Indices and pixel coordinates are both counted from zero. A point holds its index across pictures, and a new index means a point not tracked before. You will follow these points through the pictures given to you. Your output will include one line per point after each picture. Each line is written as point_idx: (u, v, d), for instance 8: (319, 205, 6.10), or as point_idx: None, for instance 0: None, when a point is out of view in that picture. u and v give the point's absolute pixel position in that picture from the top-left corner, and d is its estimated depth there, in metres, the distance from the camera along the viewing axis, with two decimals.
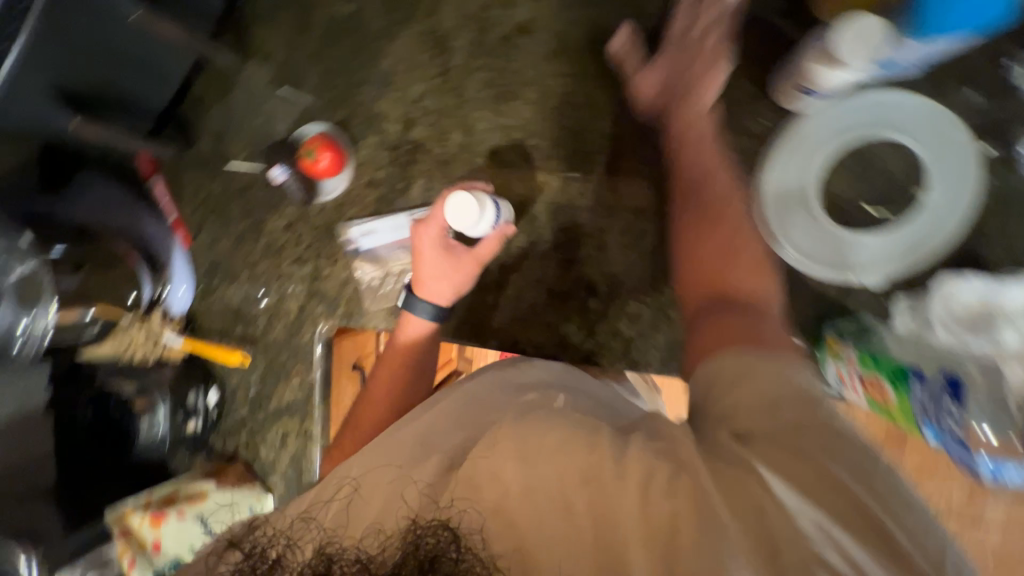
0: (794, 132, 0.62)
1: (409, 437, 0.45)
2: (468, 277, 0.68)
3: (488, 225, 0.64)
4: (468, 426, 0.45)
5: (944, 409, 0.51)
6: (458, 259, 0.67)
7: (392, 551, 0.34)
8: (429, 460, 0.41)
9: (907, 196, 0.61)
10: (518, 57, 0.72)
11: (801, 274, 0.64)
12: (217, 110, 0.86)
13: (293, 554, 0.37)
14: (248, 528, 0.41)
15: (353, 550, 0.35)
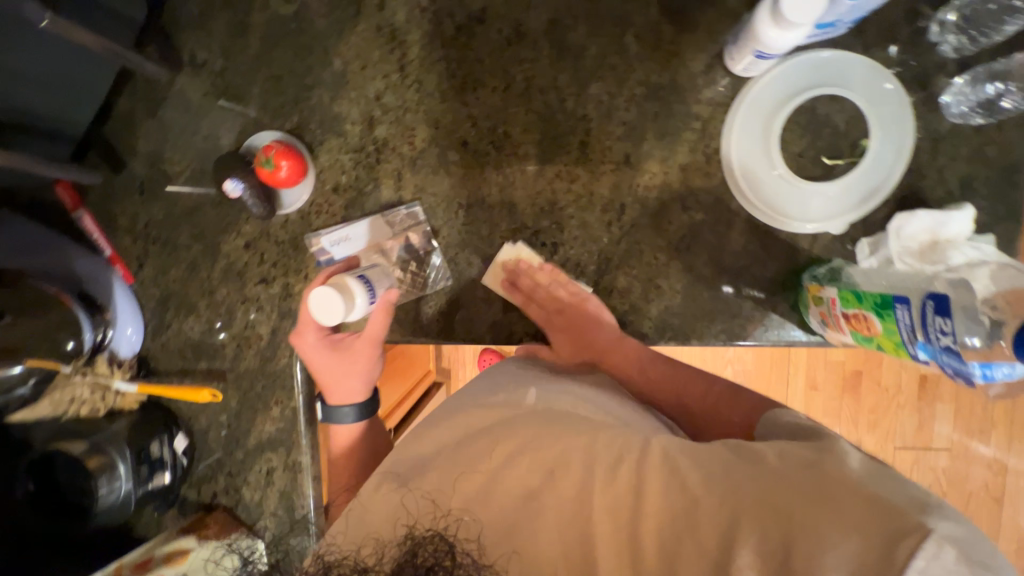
0: (749, 95, 0.66)
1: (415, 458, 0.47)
2: (370, 363, 0.70)
3: (364, 308, 0.66)
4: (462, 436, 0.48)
5: (932, 325, 0.48)
6: (355, 345, 0.70)
7: (390, 558, 0.38)
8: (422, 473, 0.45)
9: (856, 145, 0.66)
10: (477, 46, 0.71)
11: (773, 228, 0.68)
12: (149, 129, 0.78)
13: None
14: None
15: (352, 559, 0.39)
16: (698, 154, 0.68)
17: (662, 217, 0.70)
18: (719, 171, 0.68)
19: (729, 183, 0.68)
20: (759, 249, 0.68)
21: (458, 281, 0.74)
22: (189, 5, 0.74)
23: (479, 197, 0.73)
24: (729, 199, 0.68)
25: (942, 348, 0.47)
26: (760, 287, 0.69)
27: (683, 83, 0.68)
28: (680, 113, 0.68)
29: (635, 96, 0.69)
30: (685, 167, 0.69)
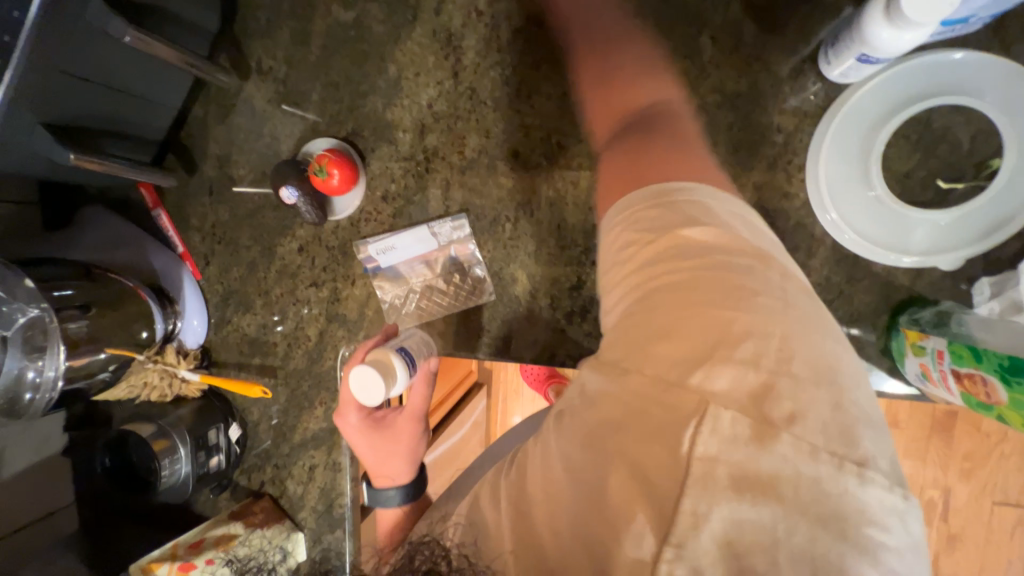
0: (847, 104, 0.57)
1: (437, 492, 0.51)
2: (415, 437, 0.62)
3: (404, 384, 0.61)
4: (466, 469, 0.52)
5: None
6: (398, 418, 0.62)
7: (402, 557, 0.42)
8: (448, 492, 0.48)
9: (980, 165, 0.55)
10: (534, 51, 0.67)
11: (865, 261, 0.58)
12: (219, 134, 0.82)
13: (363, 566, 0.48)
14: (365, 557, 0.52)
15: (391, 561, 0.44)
16: (777, 171, 0.60)
17: None
18: (802, 191, 0.60)
19: (813, 207, 0.59)
20: (845, 283, 0.59)
21: (501, 297, 0.71)
22: (258, 14, 0.76)
23: (528, 211, 0.70)
24: (813, 223, 0.60)
25: None
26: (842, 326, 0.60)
27: (766, 90, 0.60)
28: (760, 124, 0.60)
29: (707, 105, 0.62)
30: (761, 186, 0.61)
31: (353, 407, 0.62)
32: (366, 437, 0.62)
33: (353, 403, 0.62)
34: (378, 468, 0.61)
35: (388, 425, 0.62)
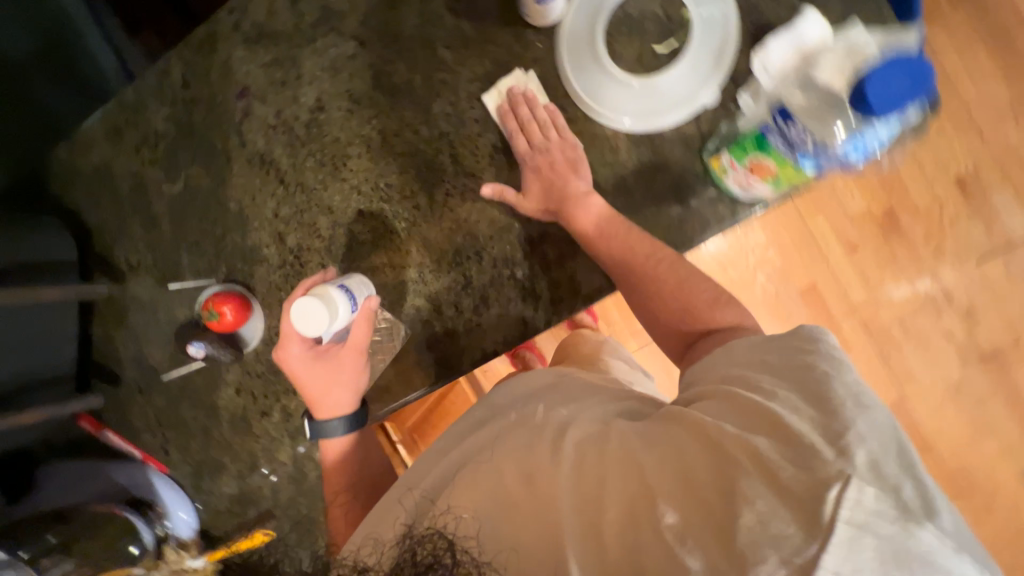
0: (562, 36, 0.68)
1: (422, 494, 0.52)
2: (356, 368, 0.71)
3: (347, 316, 0.67)
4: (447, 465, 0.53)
5: (793, 135, 0.55)
6: (340, 352, 0.71)
7: (390, 557, 0.43)
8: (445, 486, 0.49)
9: (679, 21, 0.67)
10: (328, 130, 0.76)
11: (654, 132, 0.68)
12: (123, 337, 0.87)
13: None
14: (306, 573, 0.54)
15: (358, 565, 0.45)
16: (553, 109, 0.70)
17: None
18: (579, 111, 0.70)
19: (592, 117, 0.69)
20: (653, 156, 0.68)
21: (415, 328, 0.76)
22: (106, 226, 0.85)
23: (395, 249, 0.76)
24: (601, 129, 0.69)
25: (815, 150, 0.54)
26: (675, 189, 0.68)
27: (509, 59, 0.71)
28: (518, 84, 0.71)
29: (475, 94, 0.72)
30: (549, 125, 0.70)
31: (296, 339, 0.69)
32: (311, 371, 0.70)
33: (296, 336, 0.69)
34: (323, 406, 0.71)
35: (333, 358, 0.71)
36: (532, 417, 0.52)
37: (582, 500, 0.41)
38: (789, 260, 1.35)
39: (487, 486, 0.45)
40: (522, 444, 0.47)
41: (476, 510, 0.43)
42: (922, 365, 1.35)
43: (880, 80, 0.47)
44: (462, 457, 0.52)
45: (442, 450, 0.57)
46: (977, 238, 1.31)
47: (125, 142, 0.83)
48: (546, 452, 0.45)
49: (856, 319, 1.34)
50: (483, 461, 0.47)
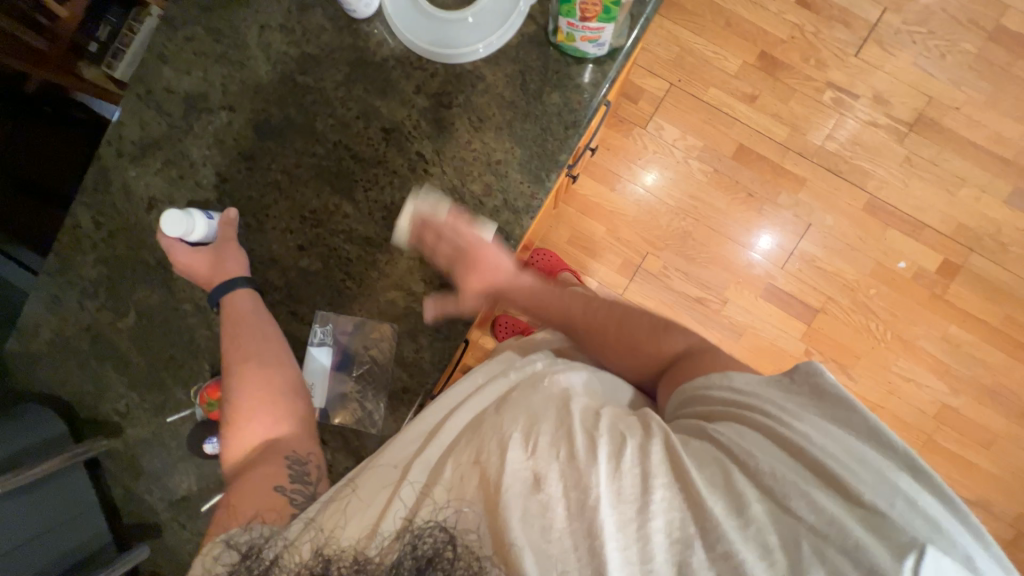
0: (390, 14, 0.75)
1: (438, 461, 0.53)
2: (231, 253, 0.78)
3: (206, 222, 0.77)
4: (471, 425, 0.56)
5: None
6: (213, 249, 0.77)
7: (390, 551, 0.47)
8: (476, 455, 0.49)
9: None
10: (239, 194, 0.81)
11: (504, 46, 0.74)
12: (144, 484, 0.85)
13: (291, 556, 0.49)
14: (240, 531, 0.54)
15: (348, 552, 0.48)
16: (414, 73, 0.76)
17: (446, 126, 0.77)
18: (436, 63, 0.76)
19: (448, 62, 0.75)
20: (514, 65, 0.75)
21: (399, 317, 0.79)
22: (84, 389, 0.85)
23: (346, 261, 0.79)
24: (460, 67, 0.76)
25: None
26: (547, 82, 0.75)
27: (358, 54, 0.77)
28: (375, 69, 0.77)
29: (345, 97, 0.78)
30: (418, 87, 0.76)
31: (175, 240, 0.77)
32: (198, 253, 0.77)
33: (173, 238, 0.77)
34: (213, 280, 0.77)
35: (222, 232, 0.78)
36: (561, 407, 0.52)
37: (617, 485, 0.45)
38: (710, 135, 1.80)
39: (516, 478, 0.46)
40: (553, 439, 0.48)
41: (507, 492, 0.45)
42: (868, 162, 1.77)
43: None
44: (489, 454, 0.48)
45: (462, 443, 0.53)
46: (844, 38, 1.76)
47: (69, 305, 0.85)
48: (582, 453, 0.46)
49: (793, 153, 1.79)
50: (508, 454, 0.47)
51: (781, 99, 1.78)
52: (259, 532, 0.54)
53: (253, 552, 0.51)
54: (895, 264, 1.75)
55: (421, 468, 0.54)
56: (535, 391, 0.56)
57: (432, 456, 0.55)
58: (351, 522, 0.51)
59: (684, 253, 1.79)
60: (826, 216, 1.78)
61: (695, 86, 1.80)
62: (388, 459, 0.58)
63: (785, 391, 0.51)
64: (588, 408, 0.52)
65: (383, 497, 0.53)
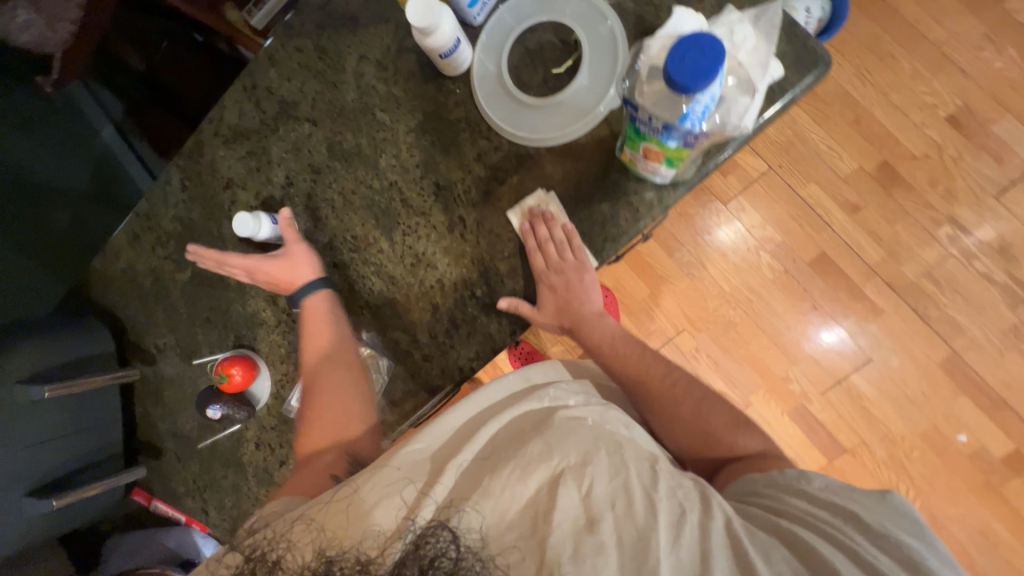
0: (474, 81, 0.77)
1: (475, 470, 0.55)
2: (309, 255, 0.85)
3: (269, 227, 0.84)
4: (507, 441, 0.58)
5: (644, 121, 0.52)
6: (282, 262, 0.84)
7: (394, 549, 0.47)
8: (523, 468, 0.52)
9: (572, 42, 0.74)
10: (299, 200, 0.88)
11: (571, 142, 0.74)
12: (158, 413, 0.98)
13: (295, 557, 0.50)
14: (247, 540, 0.56)
15: (352, 552, 0.48)
16: (480, 141, 0.78)
17: (493, 199, 0.78)
18: (502, 138, 0.77)
19: (513, 142, 0.76)
20: (575, 163, 0.74)
21: (397, 357, 0.83)
22: (136, 318, 0.99)
23: (369, 291, 0.85)
24: (523, 149, 0.76)
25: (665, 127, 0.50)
26: (601, 189, 0.74)
27: (436, 107, 0.80)
28: (447, 126, 0.80)
29: (413, 143, 0.82)
30: (479, 156, 0.78)
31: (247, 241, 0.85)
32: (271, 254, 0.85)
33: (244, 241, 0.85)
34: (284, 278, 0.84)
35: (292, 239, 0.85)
36: (611, 452, 0.54)
37: (673, 555, 0.46)
38: (792, 233, 1.67)
39: (569, 516, 0.48)
40: (610, 487, 0.50)
41: (559, 527, 0.47)
42: (964, 316, 1.57)
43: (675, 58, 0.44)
44: (540, 478, 0.51)
45: (504, 457, 0.54)
46: (987, 175, 1.56)
47: (144, 245, 0.98)
48: (640, 510, 0.49)
49: (879, 280, 1.62)
50: (562, 489, 0.49)
51: (887, 218, 1.61)
52: (264, 535, 0.54)
53: (255, 556, 0.52)
54: (954, 435, 1.56)
55: (456, 468, 0.55)
56: (580, 425, 0.59)
57: (466, 467, 0.55)
58: (355, 523, 0.51)
59: (721, 343, 1.70)
60: (892, 357, 1.61)
61: (795, 178, 1.66)
62: (415, 451, 0.59)
63: (863, 505, 0.53)
64: (641, 462, 0.55)
65: (406, 495, 0.53)
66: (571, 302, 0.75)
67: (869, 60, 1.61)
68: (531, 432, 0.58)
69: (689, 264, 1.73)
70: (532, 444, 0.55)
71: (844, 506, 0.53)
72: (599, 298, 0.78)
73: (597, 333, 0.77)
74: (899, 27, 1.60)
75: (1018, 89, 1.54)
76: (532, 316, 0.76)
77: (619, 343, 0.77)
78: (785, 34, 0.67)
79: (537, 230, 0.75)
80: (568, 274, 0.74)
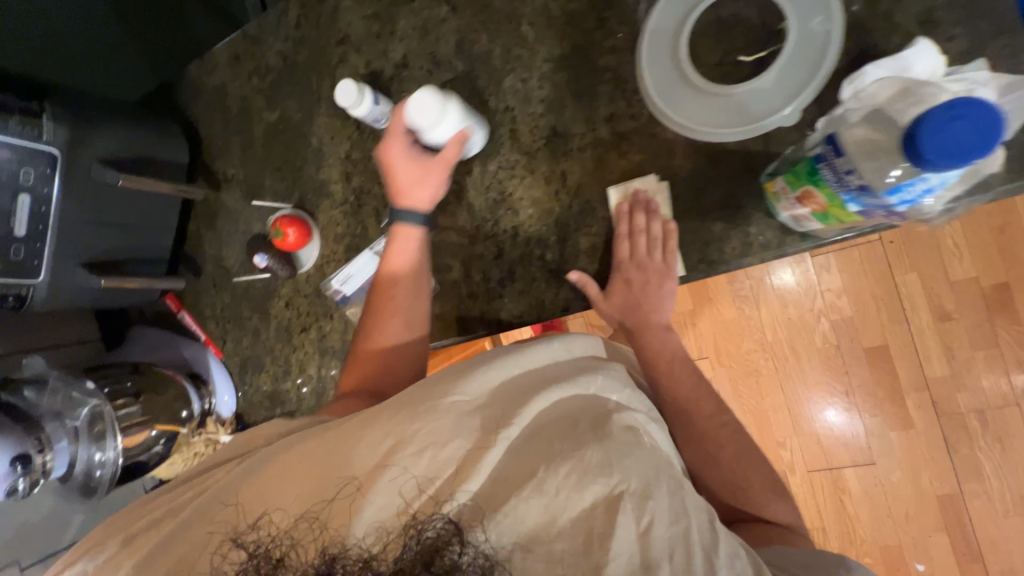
0: (644, 33, 0.68)
1: (515, 465, 0.48)
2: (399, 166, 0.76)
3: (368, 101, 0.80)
4: (551, 435, 0.50)
5: (841, 171, 0.50)
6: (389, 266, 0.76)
7: (403, 548, 0.43)
8: (575, 484, 0.46)
9: (774, 32, 0.64)
10: (408, 87, 0.82)
11: (717, 144, 0.66)
12: (209, 236, 1.01)
13: (296, 551, 0.44)
14: (246, 529, 0.47)
15: (354, 550, 0.43)
16: (619, 101, 0.70)
17: (605, 169, 0.71)
18: (645, 108, 0.68)
19: (655, 117, 0.68)
20: (709, 167, 0.66)
21: (444, 284, 0.82)
22: (214, 139, 0.98)
23: (441, 208, 0.81)
24: (661, 129, 0.68)
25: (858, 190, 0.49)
26: (723, 206, 0.66)
27: (588, 44, 0.71)
28: (591, 71, 0.71)
29: (547, 74, 0.74)
30: (611, 117, 0.70)
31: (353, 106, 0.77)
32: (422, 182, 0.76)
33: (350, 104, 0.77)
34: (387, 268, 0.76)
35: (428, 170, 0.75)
36: (675, 487, 0.49)
37: None
38: (863, 313, 1.55)
39: (625, 552, 0.44)
40: (669, 535, 0.46)
41: (615, 563, 0.43)
42: (992, 464, 1.49)
43: (933, 127, 0.41)
44: (595, 498, 0.46)
45: (556, 457, 0.48)
46: None
47: (241, 70, 0.95)
48: (697, 573, 0.45)
49: (926, 395, 1.52)
50: (621, 520, 0.45)
51: (972, 341, 1.48)
52: (263, 529, 0.47)
53: (257, 554, 0.44)
54: (913, 562, 1.56)
55: (501, 444, 0.49)
56: (639, 443, 0.51)
57: (507, 459, 0.48)
58: (369, 515, 0.45)
59: (737, 385, 1.66)
60: (895, 470, 1.56)
61: (899, 259, 1.51)
62: (443, 418, 0.50)
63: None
64: (700, 511, 0.49)
65: (429, 481, 0.47)
66: (640, 304, 0.70)
67: None
68: (584, 429, 0.51)
69: (743, 299, 1.64)
70: (592, 450, 0.48)
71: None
72: (671, 309, 0.72)
73: (657, 346, 0.71)
74: None
75: None
76: (594, 300, 0.72)
77: (676, 364, 0.70)
78: None
79: (634, 216, 0.68)
80: (649, 275, 0.69)
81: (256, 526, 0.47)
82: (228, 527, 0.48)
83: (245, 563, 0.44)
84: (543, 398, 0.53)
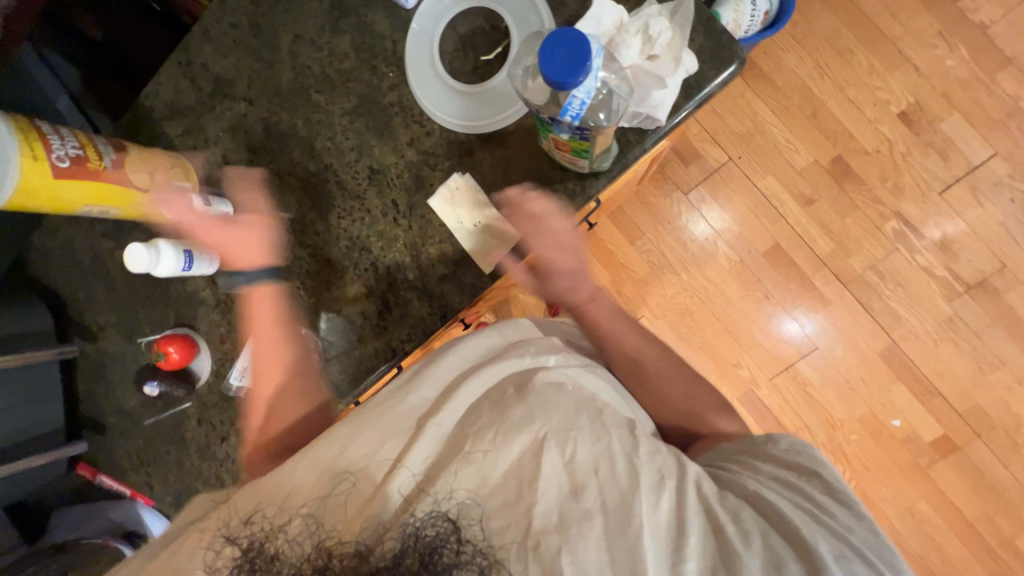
0: (407, 66, 0.78)
1: (457, 434, 0.55)
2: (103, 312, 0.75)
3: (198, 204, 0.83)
4: (489, 396, 0.59)
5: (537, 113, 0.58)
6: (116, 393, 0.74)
7: (390, 539, 0.46)
8: (510, 430, 0.53)
9: (502, 30, 0.76)
10: (237, 181, 0.88)
11: (498, 130, 0.76)
12: (101, 391, 0.99)
13: (291, 549, 0.47)
14: (241, 529, 0.51)
15: (350, 546, 0.46)
16: (412, 125, 0.79)
17: (425, 183, 0.80)
18: (434, 123, 0.78)
19: (444, 128, 0.78)
20: (504, 150, 0.76)
21: (332, 336, 0.85)
22: (77, 295, 0.99)
23: (305, 272, 0.86)
24: (454, 135, 0.77)
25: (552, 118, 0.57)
26: (529, 176, 0.75)
27: (370, 89, 0.81)
28: (380, 110, 0.81)
29: (347, 126, 0.82)
30: (411, 141, 0.79)
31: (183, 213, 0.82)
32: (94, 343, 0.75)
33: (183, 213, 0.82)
34: None
35: None
36: (594, 418, 0.56)
37: (655, 523, 0.49)
38: (748, 225, 1.71)
39: (553, 483, 0.50)
40: (595, 455, 0.52)
41: (545, 497, 0.48)
42: (903, 307, 1.64)
43: (545, 55, 0.51)
44: (523, 446, 0.52)
45: (488, 418, 0.55)
46: (934, 171, 1.61)
47: (83, 222, 0.97)
48: (625, 477, 0.51)
49: (828, 272, 1.68)
50: (544, 458, 0.50)
51: (838, 211, 1.66)
52: (259, 524, 0.51)
53: (253, 548, 0.47)
54: (889, 420, 1.65)
55: (436, 430, 0.56)
56: (561, 391, 0.59)
57: (458, 429, 0.56)
58: (347, 512, 0.50)
59: (678, 329, 1.74)
60: (837, 346, 1.68)
61: (754, 170, 1.70)
62: (373, 429, 0.57)
63: (795, 476, 0.60)
64: (622, 427, 0.57)
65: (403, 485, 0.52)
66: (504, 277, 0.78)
67: (828, 53, 1.64)
68: (510, 395, 0.58)
69: (649, 252, 1.76)
70: (515, 409, 0.55)
71: (780, 478, 0.59)
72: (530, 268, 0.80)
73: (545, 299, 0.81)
74: (860, 20, 1.62)
75: (967, 87, 1.59)
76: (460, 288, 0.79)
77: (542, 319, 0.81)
78: (702, 28, 0.69)
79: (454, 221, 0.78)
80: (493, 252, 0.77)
81: (249, 526, 0.50)
82: (222, 527, 0.52)
83: (240, 560, 0.47)
84: (472, 381, 0.61)
